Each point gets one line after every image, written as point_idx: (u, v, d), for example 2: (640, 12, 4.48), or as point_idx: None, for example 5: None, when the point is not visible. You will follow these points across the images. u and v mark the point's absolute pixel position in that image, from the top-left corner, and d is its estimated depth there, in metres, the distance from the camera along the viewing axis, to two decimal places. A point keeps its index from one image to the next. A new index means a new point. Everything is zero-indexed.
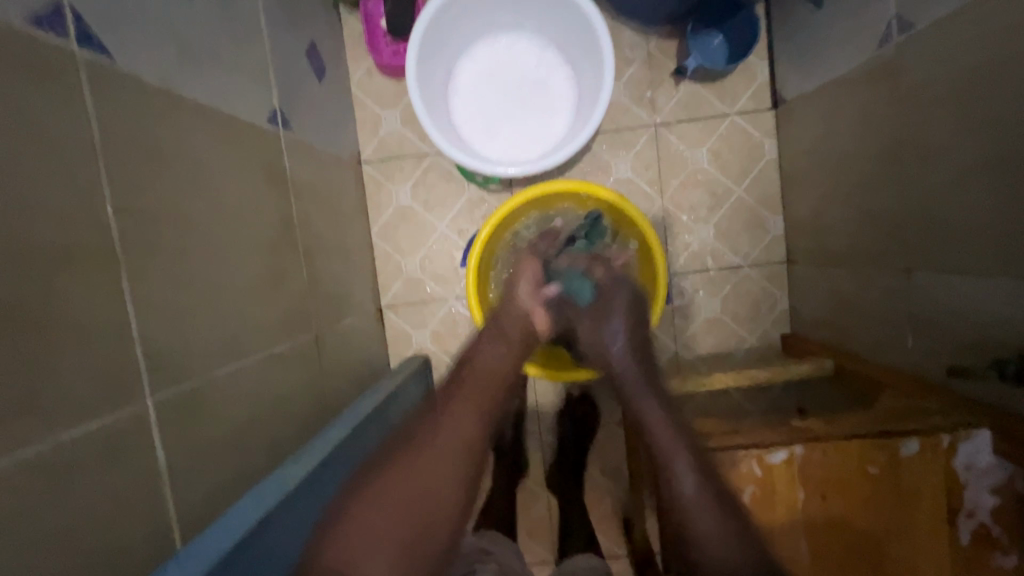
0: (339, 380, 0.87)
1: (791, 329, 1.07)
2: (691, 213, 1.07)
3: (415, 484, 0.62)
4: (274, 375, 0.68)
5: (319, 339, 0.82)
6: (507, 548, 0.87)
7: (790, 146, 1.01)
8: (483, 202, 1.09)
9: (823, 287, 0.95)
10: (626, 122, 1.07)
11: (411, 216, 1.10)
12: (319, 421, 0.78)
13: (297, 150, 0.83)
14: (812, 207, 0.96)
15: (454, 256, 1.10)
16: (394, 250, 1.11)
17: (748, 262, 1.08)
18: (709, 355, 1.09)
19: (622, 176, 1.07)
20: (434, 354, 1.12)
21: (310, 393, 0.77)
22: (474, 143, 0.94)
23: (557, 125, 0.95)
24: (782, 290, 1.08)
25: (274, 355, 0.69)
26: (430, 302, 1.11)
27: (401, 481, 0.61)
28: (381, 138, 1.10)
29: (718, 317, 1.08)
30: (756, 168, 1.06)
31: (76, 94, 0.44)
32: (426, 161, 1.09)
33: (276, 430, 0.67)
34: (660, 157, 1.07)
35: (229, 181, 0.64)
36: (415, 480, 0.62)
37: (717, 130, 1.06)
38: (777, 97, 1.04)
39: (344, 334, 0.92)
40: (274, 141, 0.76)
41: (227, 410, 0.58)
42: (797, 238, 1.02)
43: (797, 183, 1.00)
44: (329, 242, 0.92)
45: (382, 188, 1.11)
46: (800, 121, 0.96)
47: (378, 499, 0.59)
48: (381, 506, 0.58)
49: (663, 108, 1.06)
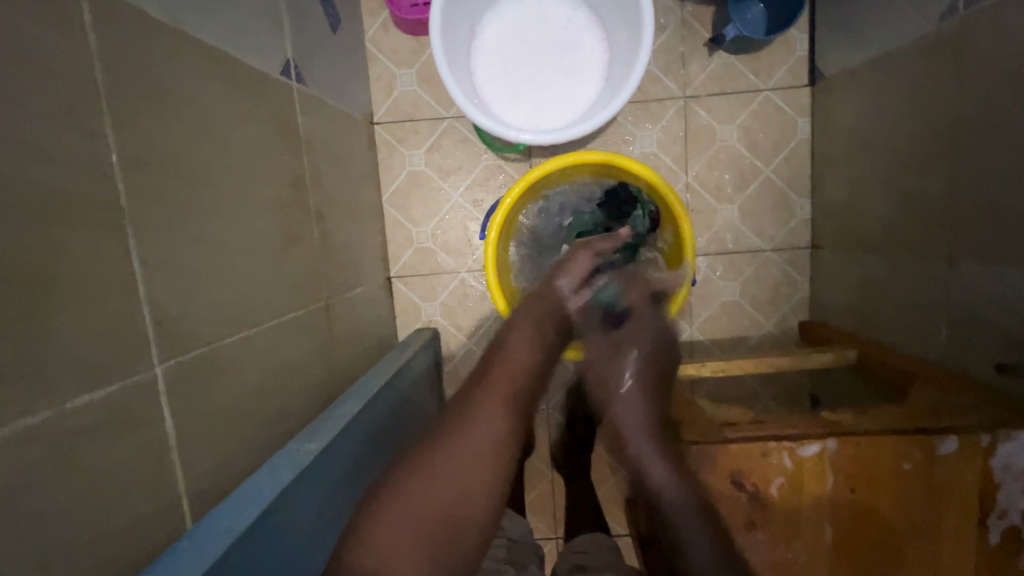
0: (348, 350, 0.84)
1: (810, 316, 1.05)
2: (717, 192, 1.03)
3: (427, 499, 0.53)
4: (285, 344, 0.65)
5: (329, 308, 0.79)
6: (514, 525, 0.86)
7: (826, 126, 0.96)
8: (501, 171, 1.04)
9: (849, 274, 0.92)
10: (655, 93, 1.01)
11: (424, 182, 1.06)
12: (328, 391, 0.75)
13: (309, 106, 0.78)
14: (844, 191, 0.92)
15: (468, 227, 1.06)
16: (405, 218, 1.07)
17: (771, 246, 1.04)
18: (725, 339, 1.06)
19: (647, 150, 1.03)
20: (443, 327, 1.09)
21: (320, 363, 0.74)
22: (495, 107, 0.89)
23: (586, 91, 0.90)
24: (803, 276, 1.05)
25: (285, 323, 0.66)
26: (441, 274, 1.08)
27: (425, 487, 0.54)
28: (395, 98, 1.04)
29: (736, 301, 1.06)
30: (788, 148, 1.02)
31: (76, 24, 0.39)
32: (442, 124, 1.04)
33: (286, 400, 0.64)
34: (688, 131, 1.02)
35: (240, 134, 0.60)
36: (423, 500, 0.53)
37: (750, 105, 1.01)
38: (815, 73, 0.98)
39: (354, 303, 0.89)
40: (287, 96, 0.71)
41: (237, 380, 0.55)
42: (825, 223, 0.99)
43: (831, 166, 0.96)
44: (340, 206, 0.87)
45: (394, 152, 1.05)
46: (841, 100, 0.91)
47: (395, 518, 0.51)
48: (394, 517, 0.51)
49: (694, 79, 1.01)
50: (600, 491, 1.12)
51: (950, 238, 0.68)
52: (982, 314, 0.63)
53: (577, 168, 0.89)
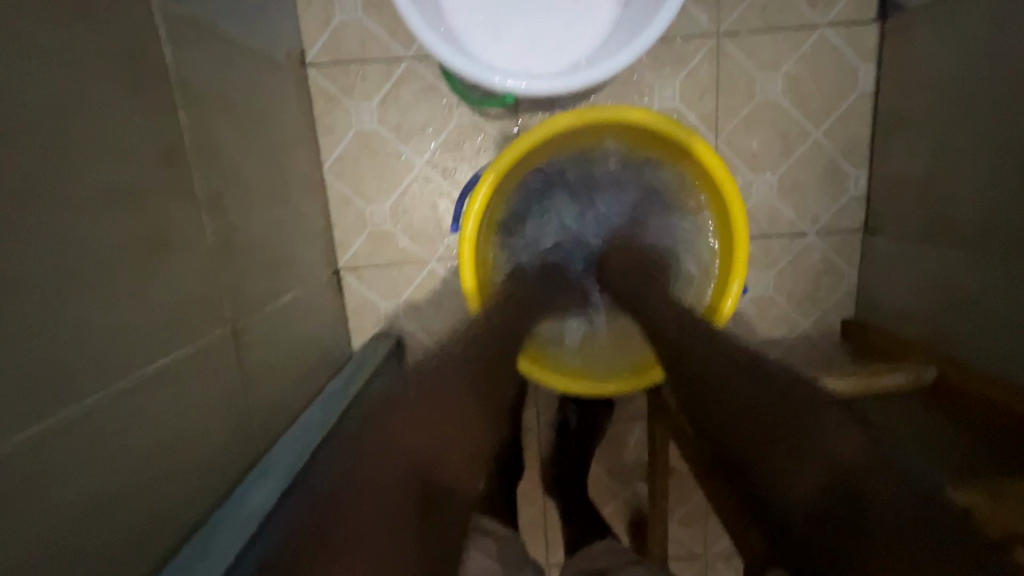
0: (274, 383, 0.62)
1: (855, 313, 0.86)
2: (751, 160, 0.81)
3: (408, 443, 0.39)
4: (163, 409, 0.43)
5: (240, 334, 0.56)
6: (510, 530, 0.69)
7: (899, 75, 0.74)
8: (479, 131, 0.80)
9: (923, 268, 0.72)
10: (680, 28, 0.77)
11: (378, 146, 0.81)
12: (241, 449, 0.54)
13: (191, 35, 0.52)
14: (920, 162, 0.72)
15: (438, 205, 0.82)
16: (356, 193, 0.83)
17: (815, 228, 0.84)
18: (753, 342, 0.87)
19: (668, 105, 0.80)
20: (407, 331, 0.87)
21: (226, 418, 0.52)
22: (470, 44, 0.64)
23: (595, 22, 0.66)
24: (851, 264, 0.85)
25: (162, 375, 0.43)
26: (404, 264, 0.85)
27: (405, 425, 0.41)
28: (334, 30, 0.77)
29: (768, 296, 0.86)
30: (845, 105, 0.80)
31: None
32: (400, 68, 0.78)
33: (168, 490, 0.43)
34: (721, 81, 0.79)
35: (42, 72, 0.34)
36: (430, 435, 0.41)
37: (800, 46, 0.78)
38: (888, 4, 0.75)
39: (281, 315, 0.66)
40: (143, 15, 0.45)
41: (64, 496, 0.33)
42: (887, 201, 0.79)
43: (901, 128, 0.75)
44: (256, 184, 0.63)
45: (336, 105, 0.80)
46: (927, 40, 0.69)
47: (398, 430, 0.40)
48: (395, 434, 0.40)
49: (730, 10, 0.77)
50: (604, 512, 0.96)
51: None
52: None
53: (571, 132, 0.67)
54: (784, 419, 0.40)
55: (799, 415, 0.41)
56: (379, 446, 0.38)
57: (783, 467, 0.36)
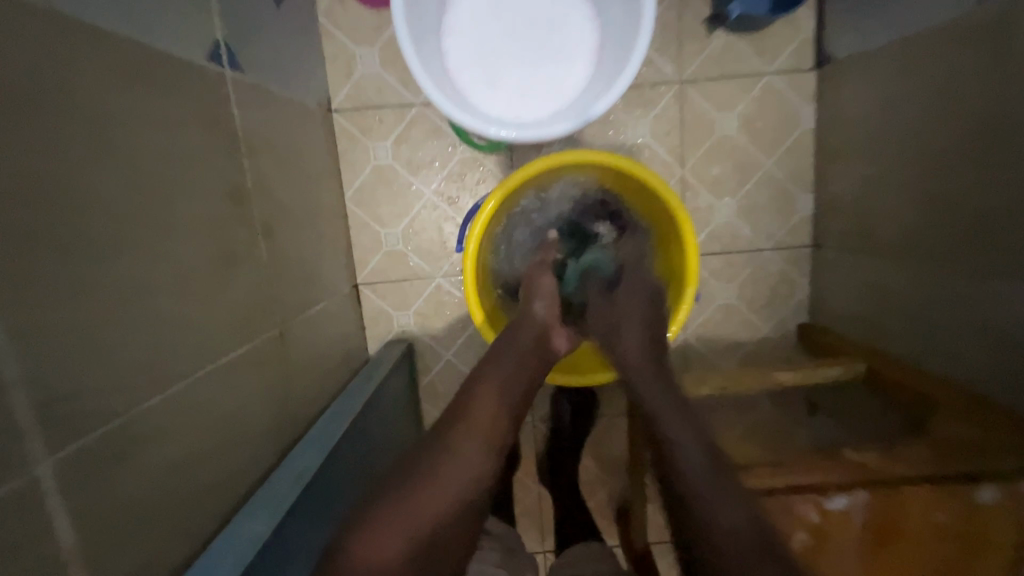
0: (308, 378, 0.74)
1: (809, 318, 0.98)
2: (713, 187, 0.95)
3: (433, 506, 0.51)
4: (226, 392, 0.55)
5: (283, 336, 0.69)
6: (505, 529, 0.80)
7: (833, 115, 0.88)
8: (478, 165, 0.93)
9: (859, 279, 0.84)
10: (649, 77, 0.91)
11: (392, 178, 0.94)
12: (284, 430, 0.66)
13: (250, 97, 0.65)
14: (852, 188, 0.85)
15: (443, 228, 0.95)
16: (372, 218, 0.96)
17: (770, 244, 0.96)
18: (721, 345, 0.99)
19: (640, 140, 0.93)
20: (417, 338, 0.99)
21: (272, 404, 0.64)
22: (473, 98, 0.78)
23: (574, 76, 0.79)
24: (803, 276, 0.98)
25: (225, 366, 0.55)
26: (414, 279, 0.97)
27: (443, 470, 0.54)
28: (355, 82, 0.91)
29: (732, 304, 0.98)
30: (791, 139, 0.93)
31: None
32: (411, 112, 0.92)
33: (231, 456, 0.54)
34: (685, 120, 0.93)
35: (153, 142, 0.47)
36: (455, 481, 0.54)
37: (751, 91, 0.92)
38: (823, 55, 0.89)
39: (313, 322, 0.79)
40: (218, 87, 0.59)
41: (161, 449, 0.45)
42: (829, 220, 0.91)
43: (837, 159, 0.88)
44: (294, 213, 0.76)
45: (357, 144, 0.93)
46: (853, 87, 0.83)
47: (441, 472, 0.54)
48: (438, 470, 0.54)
49: (690, 61, 0.91)
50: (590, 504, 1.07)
51: (979, 251, 0.60)
52: (1007, 335, 0.57)
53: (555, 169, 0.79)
54: (712, 471, 0.51)
55: (717, 474, 0.51)
56: (434, 483, 0.53)
57: (718, 511, 0.48)
